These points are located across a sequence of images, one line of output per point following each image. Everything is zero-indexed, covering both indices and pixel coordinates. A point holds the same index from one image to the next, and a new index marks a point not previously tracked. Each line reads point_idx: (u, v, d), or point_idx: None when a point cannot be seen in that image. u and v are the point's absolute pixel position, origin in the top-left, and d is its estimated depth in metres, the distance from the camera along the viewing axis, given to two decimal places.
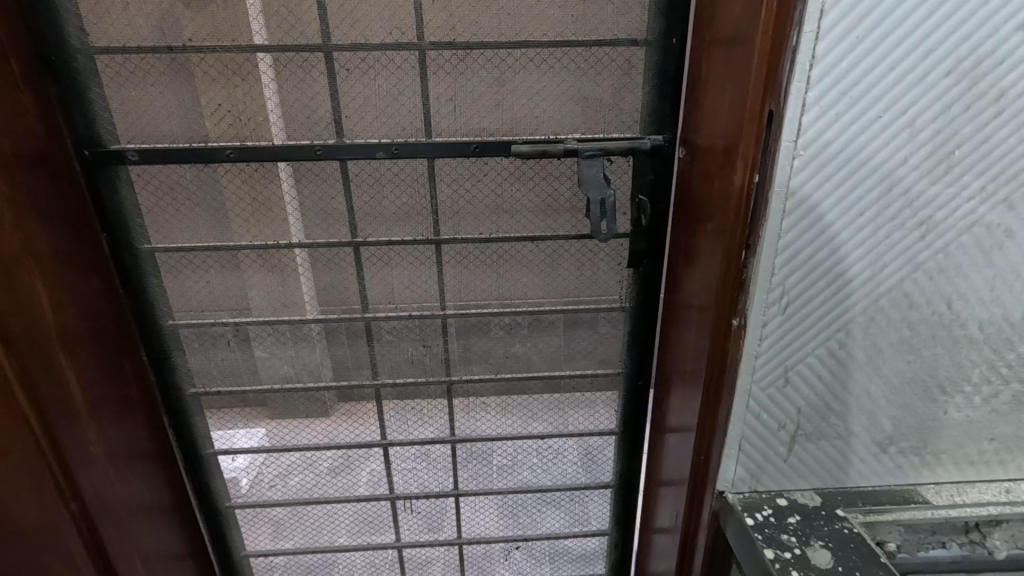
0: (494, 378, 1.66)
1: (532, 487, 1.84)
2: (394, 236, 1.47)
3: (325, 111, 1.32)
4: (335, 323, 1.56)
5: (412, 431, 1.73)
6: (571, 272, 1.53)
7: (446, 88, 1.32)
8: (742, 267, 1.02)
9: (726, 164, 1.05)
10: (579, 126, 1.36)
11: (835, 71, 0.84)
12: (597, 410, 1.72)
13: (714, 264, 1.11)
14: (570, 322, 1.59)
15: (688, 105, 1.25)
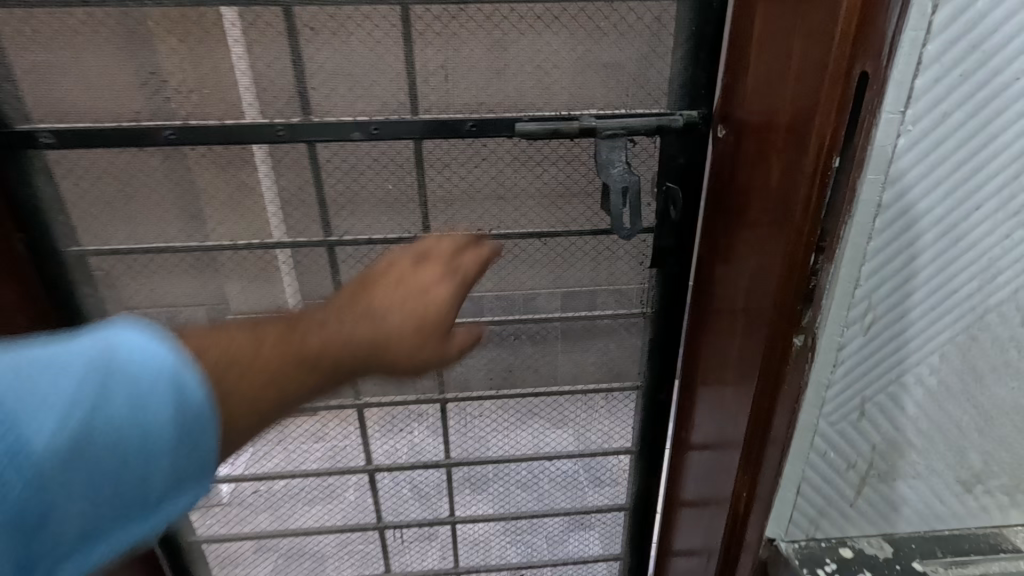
0: (495, 395, 1.46)
1: (537, 512, 1.65)
2: (376, 234, 1.23)
3: (287, 82, 1.07)
4: (310, 337, 1.34)
5: (401, 455, 1.52)
6: (584, 273, 1.31)
7: (436, 52, 1.07)
8: (810, 275, 0.80)
9: (790, 143, 0.82)
10: (596, 99, 1.13)
11: (966, 15, 0.62)
12: (610, 428, 1.52)
13: (767, 270, 0.89)
14: (582, 330, 1.38)
15: (730, 74, 1.03)
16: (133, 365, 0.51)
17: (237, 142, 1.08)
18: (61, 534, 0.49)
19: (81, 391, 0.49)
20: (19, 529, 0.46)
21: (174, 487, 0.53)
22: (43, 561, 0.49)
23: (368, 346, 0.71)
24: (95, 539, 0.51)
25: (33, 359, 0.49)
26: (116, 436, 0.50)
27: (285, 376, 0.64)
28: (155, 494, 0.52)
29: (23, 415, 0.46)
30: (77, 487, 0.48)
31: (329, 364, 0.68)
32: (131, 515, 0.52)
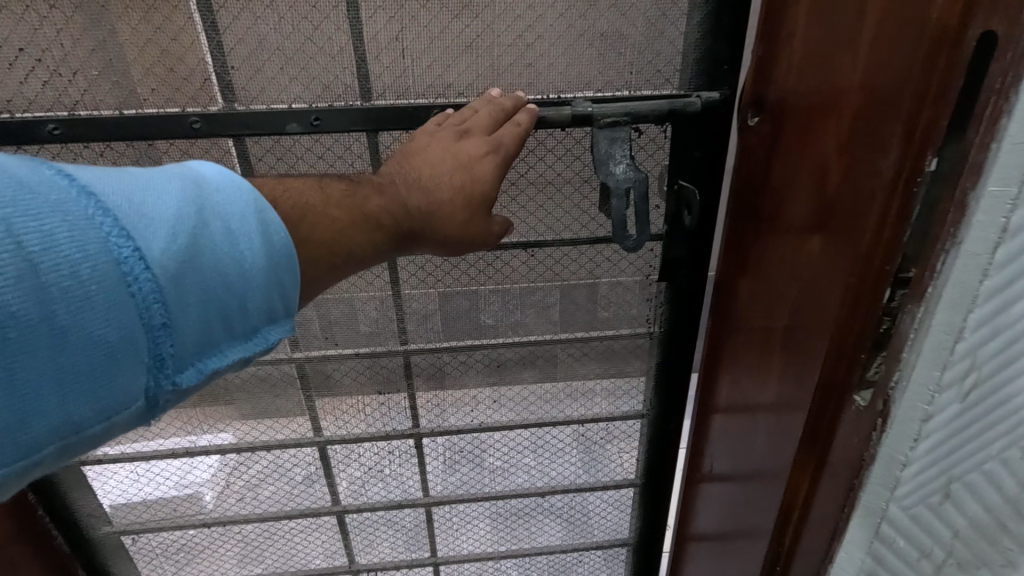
0: (479, 428, 1.24)
1: (531, 549, 1.44)
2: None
3: (199, 59, 0.84)
4: (256, 366, 1.12)
5: (373, 493, 1.31)
6: (581, 288, 1.10)
7: (389, 20, 0.84)
8: (881, 314, 0.61)
9: (857, 133, 0.61)
10: (591, 78, 0.91)
11: None
12: (611, 459, 1.32)
13: (818, 300, 0.69)
14: (580, 353, 1.17)
15: (764, 44, 0.81)
16: (218, 198, 0.51)
17: (144, 138, 0.84)
18: (177, 355, 0.48)
19: (178, 207, 0.49)
20: (142, 327, 0.45)
21: (268, 313, 0.54)
22: (168, 367, 0.48)
23: (427, 216, 0.72)
24: (201, 362, 0.50)
25: (126, 182, 0.48)
26: (216, 264, 0.49)
27: (354, 244, 0.65)
28: (252, 312, 0.52)
29: (126, 215, 0.46)
30: (187, 301, 0.48)
31: (393, 226, 0.69)
32: (236, 334, 0.52)
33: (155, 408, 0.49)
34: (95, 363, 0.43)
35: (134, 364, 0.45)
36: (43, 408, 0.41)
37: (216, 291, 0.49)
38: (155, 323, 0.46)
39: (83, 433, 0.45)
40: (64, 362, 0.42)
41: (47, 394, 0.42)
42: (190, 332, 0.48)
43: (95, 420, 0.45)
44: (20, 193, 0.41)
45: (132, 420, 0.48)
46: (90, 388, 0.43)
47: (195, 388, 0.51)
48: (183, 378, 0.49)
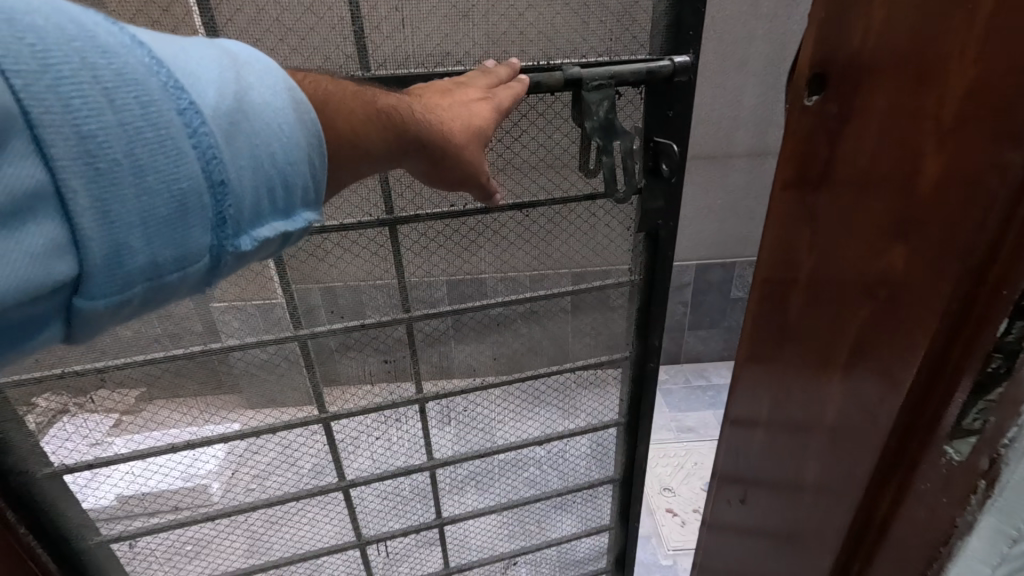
0: (482, 389, 1.27)
1: (531, 496, 1.46)
2: (330, 219, 1.01)
3: (190, 31, 0.86)
4: (260, 346, 1.08)
5: (381, 462, 1.29)
6: (571, 240, 1.16)
7: None
8: (986, 351, 0.35)
9: (996, 88, 0.33)
10: (579, 47, 0.96)
11: None
12: (597, 399, 1.36)
13: (883, 354, 0.43)
14: (570, 307, 1.23)
15: None
16: (259, 71, 0.48)
17: None
18: (235, 216, 0.45)
19: (222, 72, 0.46)
20: (205, 183, 0.42)
21: (307, 188, 0.51)
22: (228, 229, 0.45)
23: (431, 133, 0.72)
24: (255, 232, 0.48)
25: (171, 44, 0.45)
26: (267, 129, 0.46)
27: (362, 141, 0.64)
28: (296, 186, 0.50)
29: (178, 68, 0.43)
30: (241, 161, 0.44)
31: (404, 131, 0.68)
32: (279, 206, 0.49)
33: (215, 270, 0.47)
34: (169, 209, 0.40)
35: (201, 220, 0.43)
36: (131, 247, 0.39)
37: (266, 157, 0.46)
38: (215, 180, 0.43)
39: (162, 281, 0.42)
40: (144, 203, 0.39)
41: (132, 234, 0.39)
42: (245, 194, 0.45)
43: (171, 269, 0.42)
44: (81, 32, 0.38)
45: (196, 280, 0.46)
46: (167, 235, 0.41)
47: (250, 253, 0.48)
48: (242, 241, 0.47)
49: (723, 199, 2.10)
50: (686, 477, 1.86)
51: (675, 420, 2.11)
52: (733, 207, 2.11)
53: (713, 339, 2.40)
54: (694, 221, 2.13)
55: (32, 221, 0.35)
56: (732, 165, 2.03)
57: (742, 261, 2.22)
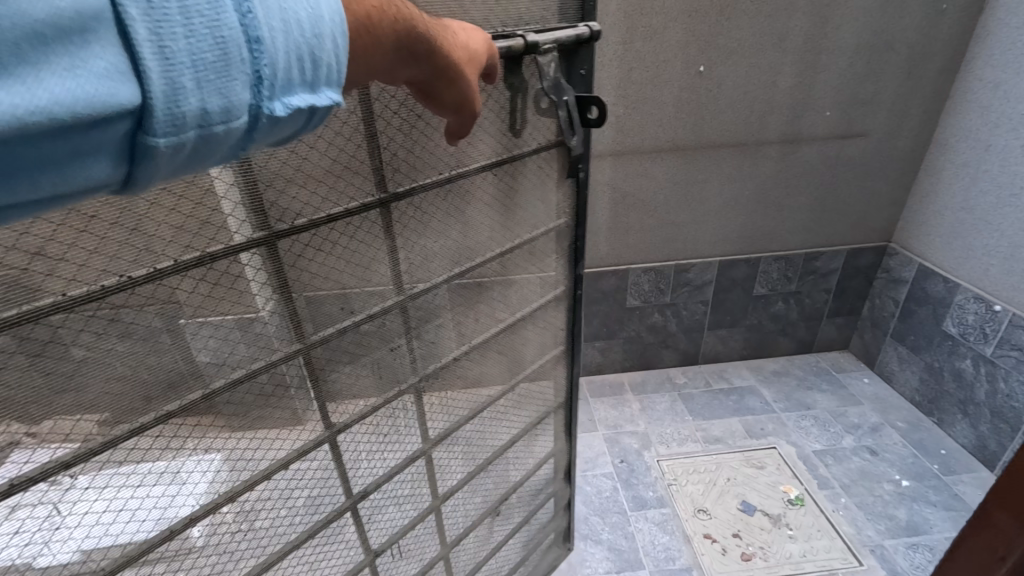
0: (467, 354, 1.05)
1: (503, 447, 1.24)
2: (332, 205, 0.74)
3: None
4: (267, 374, 0.74)
5: (372, 463, 0.94)
6: (524, 187, 1.03)
7: None
8: None
9: None
10: (527, 17, 0.88)
11: None
12: (544, 331, 1.24)
13: None
14: (524, 249, 1.09)
15: None
16: None
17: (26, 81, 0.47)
18: (277, 74, 0.33)
19: None
20: (246, 31, 0.30)
21: (339, 59, 0.36)
22: (269, 88, 0.32)
23: (440, 34, 0.53)
24: (292, 100, 0.34)
25: None
26: None
27: (373, 38, 0.43)
28: (328, 59, 0.35)
29: None
30: (282, 12, 0.31)
31: (416, 36, 0.48)
32: (312, 76, 0.35)
33: (252, 136, 0.35)
34: (217, 54, 0.29)
35: (247, 71, 0.31)
36: (182, 91, 0.28)
37: (304, 13, 0.32)
38: (257, 33, 0.30)
39: (213, 133, 0.31)
40: (195, 42, 0.28)
41: (183, 74, 0.28)
42: (283, 57, 0.32)
43: (222, 122, 0.31)
44: None
45: (236, 142, 0.34)
46: (220, 86, 0.29)
47: (286, 122, 0.36)
48: (280, 107, 0.34)
49: (751, 191, 1.93)
50: (720, 496, 1.70)
51: (701, 430, 1.97)
52: (763, 197, 1.94)
53: (732, 338, 2.26)
54: (719, 215, 1.96)
55: (89, 41, 0.25)
56: (762, 152, 1.85)
57: (767, 254, 2.06)
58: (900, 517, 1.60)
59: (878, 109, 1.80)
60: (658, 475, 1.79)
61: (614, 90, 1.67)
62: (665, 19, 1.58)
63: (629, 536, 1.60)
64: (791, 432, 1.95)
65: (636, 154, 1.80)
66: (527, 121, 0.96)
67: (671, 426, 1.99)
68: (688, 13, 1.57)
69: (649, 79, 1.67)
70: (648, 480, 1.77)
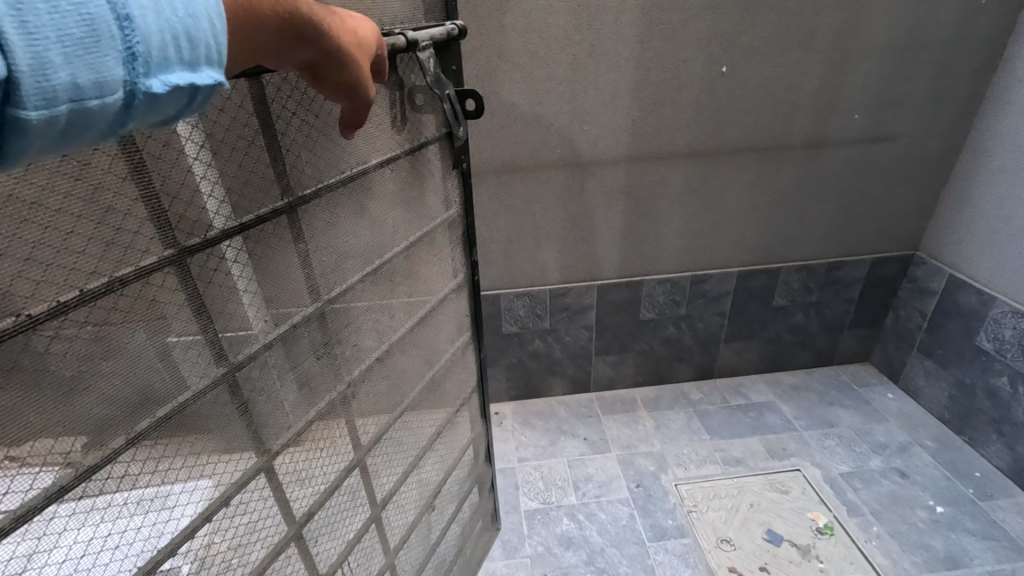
0: (388, 352, 0.96)
1: (430, 442, 1.17)
2: (243, 211, 0.64)
3: None
4: (198, 404, 0.62)
5: (309, 483, 0.83)
6: (419, 182, 0.95)
7: None
8: None
9: None
10: (403, 14, 0.83)
11: None
12: (452, 322, 1.18)
13: None
14: (425, 240, 1.01)
15: None
16: None
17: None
18: (154, 50, 0.32)
19: None
20: (114, 5, 0.29)
21: (218, 40, 0.36)
22: (143, 64, 0.31)
23: (332, 21, 0.51)
24: (172, 77, 0.33)
25: None
26: None
27: (255, 20, 0.41)
28: (207, 38, 0.35)
29: None
30: None
31: (305, 19, 0.46)
32: (192, 53, 0.34)
33: (128, 114, 0.33)
34: (84, 29, 0.28)
35: (118, 46, 0.30)
36: (48, 65, 0.27)
37: None
38: (126, 10, 0.30)
39: (86, 108, 0.30)
40: (60, 16, 0.27)
41: (50, 47, 0.27)
42: (157, 34, 0.32)
43: (94, 96, 0.30)
44: None
45: (113, 121, 0.33)
46: (91, 61, 0.29)
47: (166, 101, 0.35)
48: (159, 84, 0.33)
49: (772, 197, 1.82)
50: (744, 524, 1.60)
51: (720, 451, 1.86)
52: (781, 204, 1.84)
53: (749, 351, 2.16)
54: (736, 223, 1.85)
55: None
56: (785, 158, 1.74)
57: (787, 264, 1.96)
58: (936, 547, 1.50)
59: (908, 110, 1.70)
60: (676, 500, 1.69)
61: (630, 93, 1.57)
62: (684, 16, 1.47)
63: (650, 569, 1.49)
64: (815, 452, 1.84)
65: (653, 159, 1.69)
66: (411, 116, 0.89)
67: (687, 446, 1.89)
68: (709, 10, 1.46)
69: (668, 80, 1.56)
70: (667, 507, 1.67)
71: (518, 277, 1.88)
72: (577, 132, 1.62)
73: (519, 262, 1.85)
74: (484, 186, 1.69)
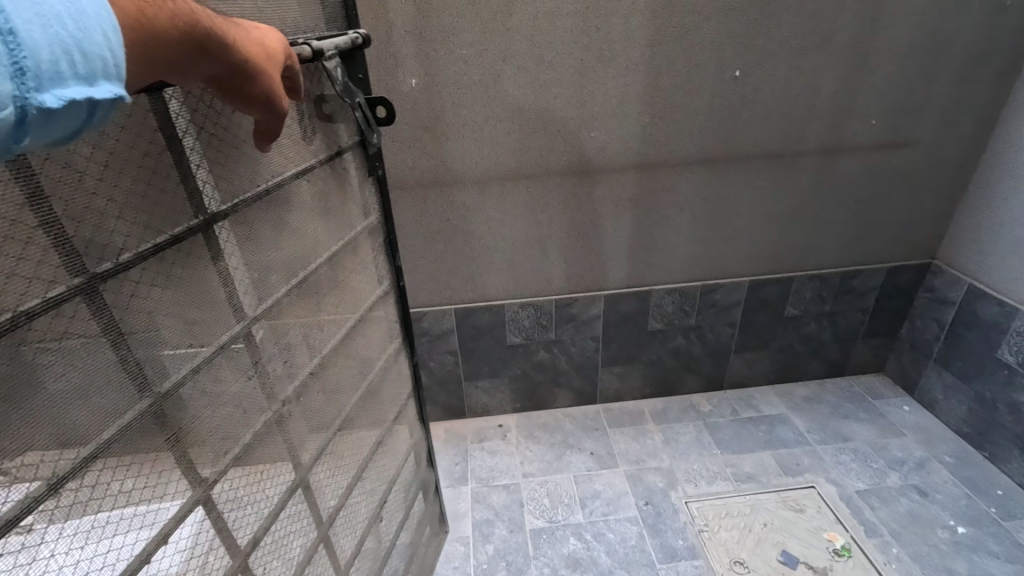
0: (321, 365, 0.91)
1: (372, 452, 1.12)
2: (155, 232, 0.57)
3: None
4: (125, 442, 0.55)
5: (253, 509, 0.77)
6: (336, 192, 0.92)
7: None
8: None
9: None
10: (303, 23, 0.80)
11: None
12: (381, 331, 1.14)
13: None
14: (349, 248, 0.98)
15: None
16: None
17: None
18: (44, 64, 0.33)
19: None
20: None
21: (114, 56, 0.37)
22: (33, 77, 0.33)
23: (240, 35, 0.53)
24: (66, 92, 0.34)
25: None
26: None
27: (155, 38, 0.43)
28: (101, 54, 0.36)
29: None
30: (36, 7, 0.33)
31: (206, 32, 0.47)
32: (85, 67, 0.35)
33: (23, 130, 0.34)
34: None
35: (3, 62, 0.31)
36: None
37: (59, 9, 0.34)
38: (9, 26, 0.32)
39: None
40: None
41: None
42: (47, 49, 0.33)
43: None
44: None
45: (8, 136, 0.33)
46: None
47: (62, 117, 0.36)
48: (53, 98, 0.34)
49: (786, 204, 1.76)
50: (758, 545, 1.54)
51: (731, 466, 1.80)
52: (795, 211, 1.78)
53: (759, 361, 2.10)
54: (748, 231, 1.79)
55: None
56: (799, 164, 1.68)
57: (800, 274, 1.90)
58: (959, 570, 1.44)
59: (927, 115, 1.64)
60: (687, 519, 1.63)
61: (639, 98, 1.51)
62: (697, 17, 1.41)
63: None
64: (829, 468, 1.78)
65: (664, 166, 1.63)
66: (320, 126, 0.86)
67: (697, 461, 1.83)
68: (723, 12, 1.41)
69: (679, 85, 1.50)
70: (678, 526, 1.61)
71: (523, 287, 1.83)
72: (586, 139, 1.57)
73: (524, 272, 1.80)
74: (448, 193, 1.62)
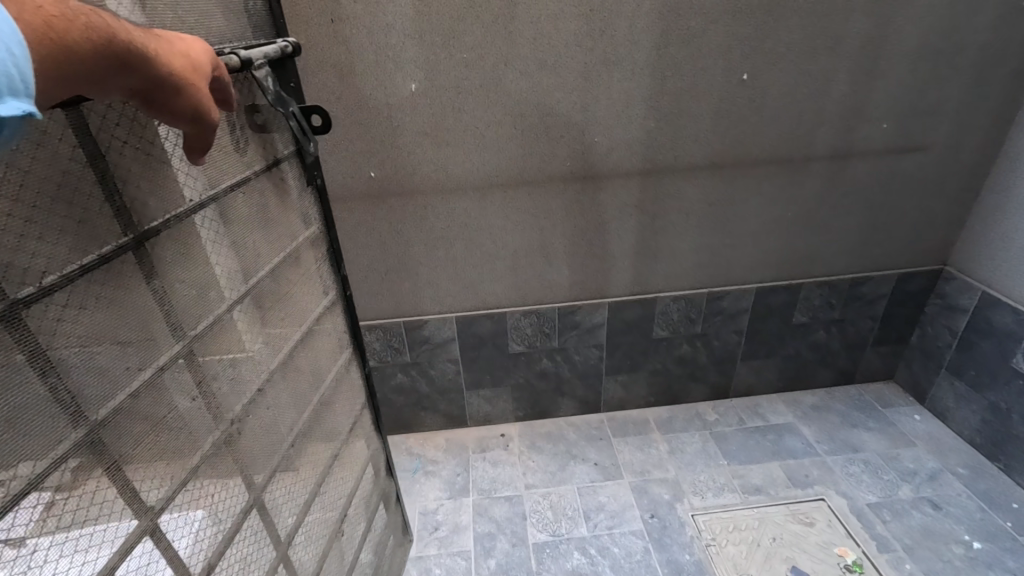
0: (268, 382, 0.88)
1: (328, 467, 1.09)
2: (82, 253, 0.54)
3: None
4: (58, 474, 0.52)
5: (205, 533, 0.74)
6: (274, 203, 0.89)
7: None
8: None
9: None
10: (228, 32, 0.76)
11: None
12: (331, 343, 1.10)
13: None
14: (290, 260, 0.94)
15: None
16: None
17: None
18: None
19: None
20: None
21: (17, 73, 0.36)
22: None
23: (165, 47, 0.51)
24: None
25: None
26: None
27: (71, 55, 0.41)
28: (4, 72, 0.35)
29: None
30: None
31: (128, 46, 0.46)
32: None
33: None
34: None
35: None
36: None
37: None
38: None
39: None
40: None
41: None
42: None
43: None
44: None
45: None
46: None
47: None
48: None
49: (795, 210, 1.72)
50: (767, 560, 1.50)
51: (739, 478, 1.76)
52: (807, 216, 1.74)
53: (766, 369, 2.06)
54: (757, 237, 1.76)
55: None
56: (809, 169, 1.64)
57: (810, 281, 1.86)
58: None
59: (941, 119, 1.60)
60: (694, 533, 1.59)
61: (645, 101, 1.48)
62: (704, 20, 1.38)
63: None
64: (840, 480, 1.74)
65: (669, 172, 1.60)
66: (252, 137, 0.82)
67: (704, 472, 1.79)
68: (731, 14, 1.37)
69: (685, 89, 1.47)
70: (684, 540, 1.57)
71: (525, 294, 1.80)
72: (590, 145, 1.53)
73: (526, 280, 1.77)
74: (416, 199, 1.58)
